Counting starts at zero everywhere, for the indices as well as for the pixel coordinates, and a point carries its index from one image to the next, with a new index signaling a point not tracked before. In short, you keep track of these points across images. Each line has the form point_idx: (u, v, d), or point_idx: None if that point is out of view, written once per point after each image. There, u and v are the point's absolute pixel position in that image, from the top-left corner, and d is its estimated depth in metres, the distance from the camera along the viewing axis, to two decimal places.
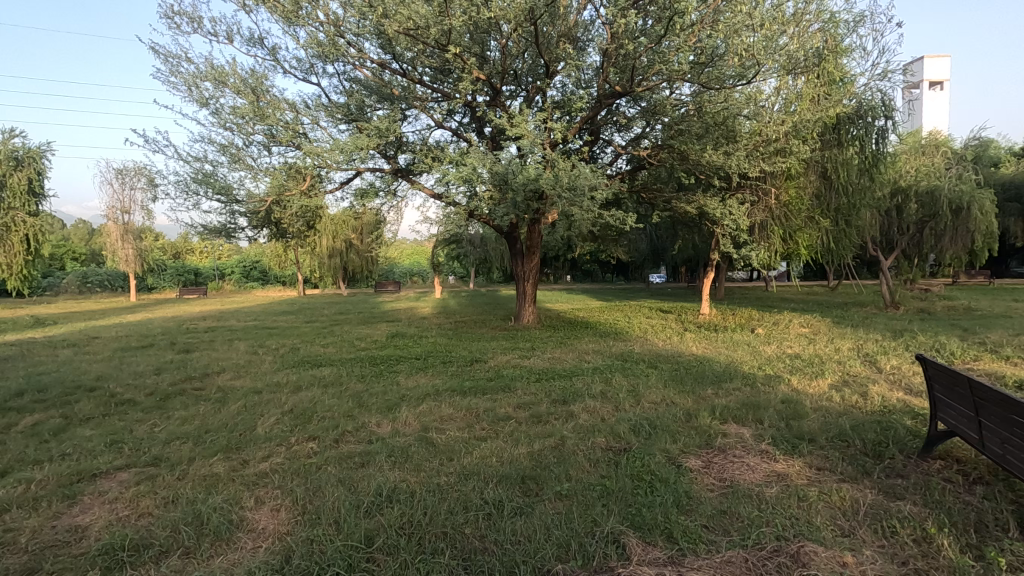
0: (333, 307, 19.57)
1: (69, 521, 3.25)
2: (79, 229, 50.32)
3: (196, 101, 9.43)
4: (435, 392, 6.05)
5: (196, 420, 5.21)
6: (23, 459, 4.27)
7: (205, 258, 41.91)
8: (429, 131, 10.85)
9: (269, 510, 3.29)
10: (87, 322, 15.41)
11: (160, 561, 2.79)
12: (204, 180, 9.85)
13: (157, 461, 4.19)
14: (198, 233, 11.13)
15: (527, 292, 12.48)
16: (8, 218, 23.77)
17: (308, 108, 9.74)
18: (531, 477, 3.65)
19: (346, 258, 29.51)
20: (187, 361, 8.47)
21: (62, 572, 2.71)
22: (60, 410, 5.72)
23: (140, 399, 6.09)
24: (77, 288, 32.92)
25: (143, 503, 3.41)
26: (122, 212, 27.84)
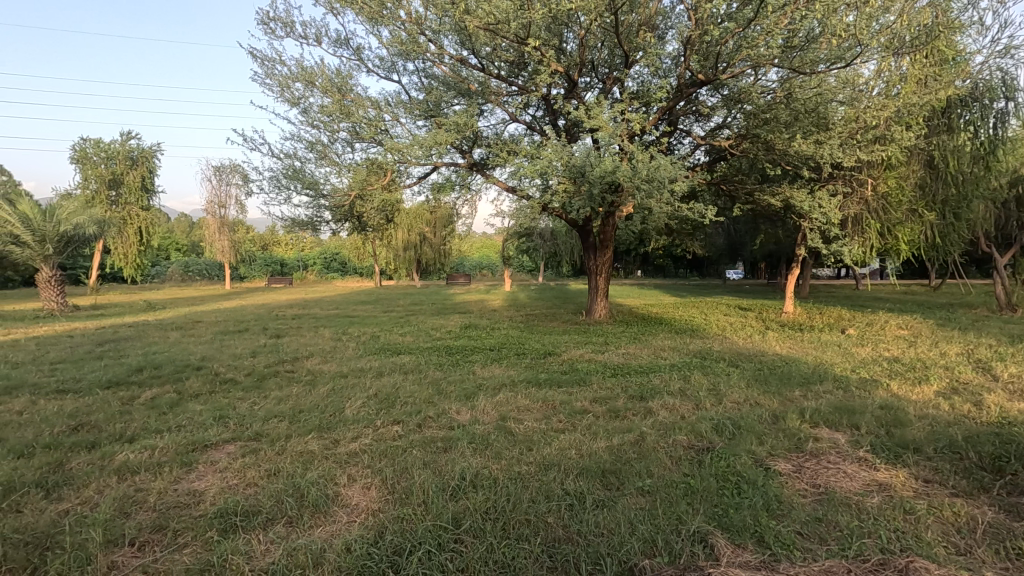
0: (407, 298, 20.29)
1: (186, 486, 3.58)
2: (181, 222, 54.97)
3: (288, 101, 10.02)
4: (510, 383, 6.14)
5: (290, 400, 5.58)
6: (146, 428, 4.75)
7: (290, 251, 44.58)
8: (504, 125, 10.94)
9: (361, 488, 3.48)
10: (190, 307, 16.90)
11: (268, 527, 3.02)
12: (294, 176, 10.48)
13: (258, 436, 4.53)
14: (285, 226, 11.85)
15: (599, 286, 12.34)
16: (125, 212, 26.45)
17: (389, 105, 10.07)
18: (611, 471, 3.63)
19: (419, 250, 30.46)
20: (278, 345, 9.06)
21: (185, 530, 3.00)
22: (173, 386, 6.32)
23: (240, 379, 6.60)
24: (181, 277, 36.11)
25: (250, 473, 3.71)
26: (219, 206, 30.21)
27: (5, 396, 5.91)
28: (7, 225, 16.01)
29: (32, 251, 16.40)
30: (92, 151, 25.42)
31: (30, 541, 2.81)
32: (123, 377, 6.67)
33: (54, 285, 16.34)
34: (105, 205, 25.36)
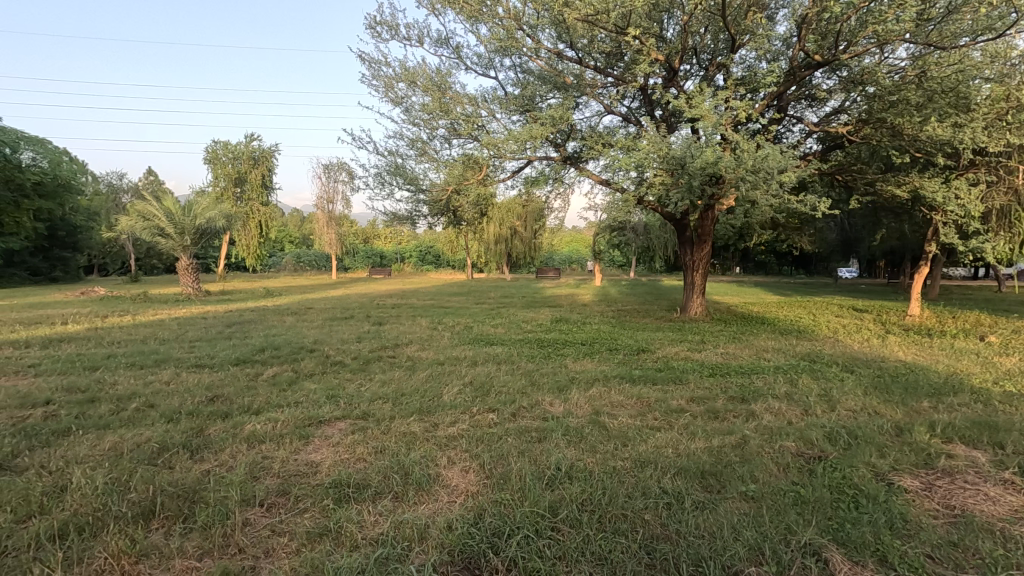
0: (497, 291, 20.72)
1: (304, 456, 3.92)
2: (294, 217, 59.77)
3: (392, 101, 10.55)
4: (603, 377, 6.09)
5: (393, 383, 5.92)
6: (269, 402, 5.25)
7: (389, 244, 46.98)
8: (599, 118, 10.80)
9: (460, 470, 3.62)
10: (302, 294, 18.39)
11: (376, 500, 3.24)
12: (396, 172, 11.04)
13: (365, 415, 4.85)
14: (386, 220, 12.52)
15: (695, 282, 11.84)
16: (249, 207, 29.20)
17: (486, 102, 10.30)
18: (711, 473, 3.50)
19: (510, 244, 30.91)
20: (380, 332, 9.62)
21: (305, 496, 3.29)
22: (291, 365, 6.92)
23: (348, 361, 7.11)
24: (294, 266, 39.33)
25: (359, 449, 3.98)
26: (328, 202, 32.49)
27: (156, 368, 6.78)
28: (155, 220, 18.35)
29: (174, 242, 18.65)
30: (221, 153, 28.32)
31: (180, 494, 3.22)
32: (248, 356, 7.41)
33: (191, 272, 18.40)
34: (232, 201, 28.17)
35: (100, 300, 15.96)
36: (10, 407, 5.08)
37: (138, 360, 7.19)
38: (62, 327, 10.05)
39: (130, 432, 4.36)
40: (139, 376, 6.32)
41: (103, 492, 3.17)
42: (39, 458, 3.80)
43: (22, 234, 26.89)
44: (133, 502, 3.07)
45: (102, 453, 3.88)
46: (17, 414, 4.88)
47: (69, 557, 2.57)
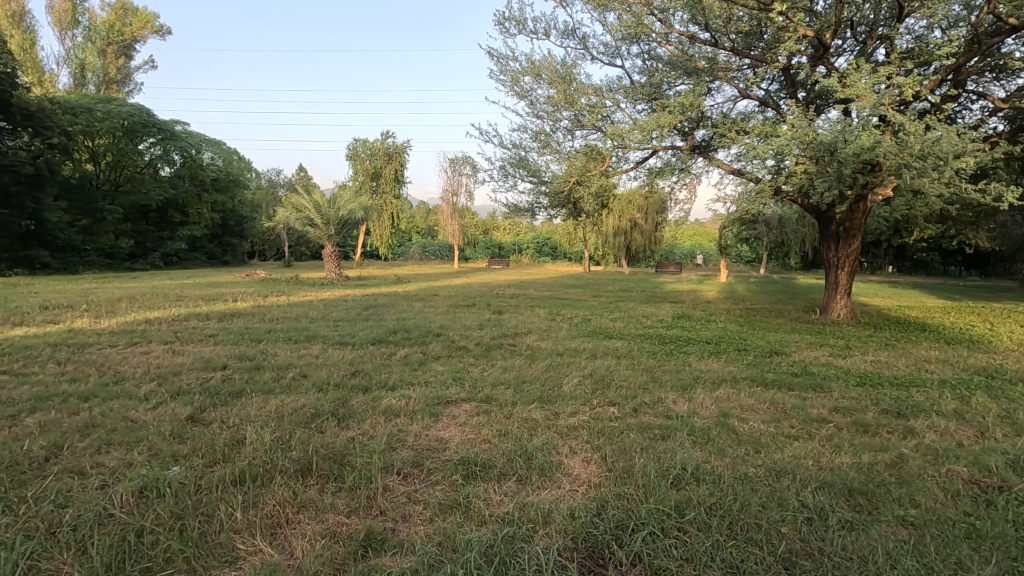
0: (615, 284, 20.36)
1: (434, 433, 4.17)
2: (421, 209, 63.51)
3: (517, 96, 10.75)
4: (731, 379, 5.76)
5: (514, 370, 6.10)
6: (402, 380, 5.67)
7: (508, 235, 48.16)
8: (733, 103, 10.12)
9: (581, 461, 3.64)
10: (428, 282, 19.51)
11: (501, 480, 3.36)
12: (520, 164, 11.27)
13: (489, 399, 5.04)
14: (507, 212, 12.83)
15: (840, 281, 10.68)
16: (383, 200, 31.52)
17: (611, 91, 10.10)
18: (860, 492, 3.17)
19: (630, 237, 30.19)
20: (500, 321, 9.94)
21: (436, 469, 3.51)
22: (420, 348, 7.39)
23: (471, 347, 7.43)
24: (420, 256, 41.86)
25: (484, 431, 4.15)
26: (452, 194, 34.05)
27: (307, 343, 7.61)
28: (306, 211, 20.53)
29: (321, 231, 20.71)
30: (361, 150, 30.85)
31: (330, 456, 3.59)
32: (383, 336, 8.04)
33: (334, 258, 20.31)
34: (369, 194, 30.59)
35: (261, 281, 18.18)
36: (198, 369, 6.01)
37: (293, 335, 8.11)
38: (232, 304, 11.62)
39: (289, 398, 4.95)
40: (293, 350, 7.14)
41: (270, 448, 3.64)
42: (220, 414, 4.45)
43: (201, 222, 31.61)
44: (292, 459, 3.49)
45: (267, 414, 4.44)
46: (203, 376, 5.75)
47: (245, 500, 2.98)
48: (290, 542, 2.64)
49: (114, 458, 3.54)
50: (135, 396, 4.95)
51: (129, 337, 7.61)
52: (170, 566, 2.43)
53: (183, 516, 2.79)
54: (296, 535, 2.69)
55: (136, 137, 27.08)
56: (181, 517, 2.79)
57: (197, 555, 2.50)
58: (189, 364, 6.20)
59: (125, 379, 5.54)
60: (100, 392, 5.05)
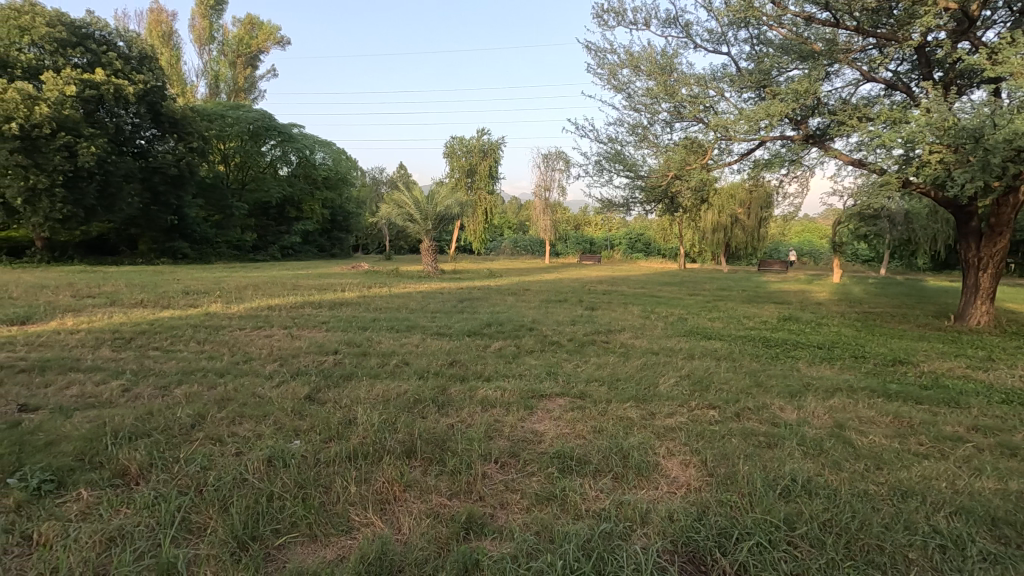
0: (714, 283, 19.42)
1: (530, 425, 4.25)
2: (513, 204, 64.43)
3: (615, 89, 10.56)
4: (847, 388, 5.31)
5: (608, 367, 6.05)
6: (497, 372, 5.82)
7: (600, 231, 47.56)
8: (854, 87, 9.27)
9: (680, 463, 3.54)
10: (520, 277, 19.80)
11: (597, 476, 3.36)
12: (616, 159, 11.08)
13: (583, 395, 5.04)
14: (599, 207, 12.68)
15: (980, 284, 9.47)
16: (477, 195, 32.29)
17: (716, 80, 9.63)
18: (1007, 522, 2.81)
19: (730, 233, 28.68)
20: (593, 317, 9.86)
21: (532, 461, 3.57)
22: (513, 341, 7.53)
23: (564, 342, 7.45)
24: (511, 250, 42.48)
25: (578, 426, 4.16)
26: (545, 190, 34.15)
27: (408, 332, 8.02)
28: (406, 208, 21.56)
29: (419, 226, 21.66)
30: (458, 148, 31.85)
31: (433, 440, 3.77)
32: (478, 329, 8.28)
33: (431, 252, 21.16)
34: (465, 189, 31.48)
35: (364, 273, 19.37)
36: (313, 353, 6.55)
37: (395, 324, 8.59)
38: (340, 294, 12.49)
39: (393, 383, 5.26)
40: (395, 338, 7.56)
41: (379, 429, 3.89)
42: (333, 394, 4.83)
43: (313, 218, 34.19)
44: (398, 441, 3.70)
45: (375, 397, 4.76)
46: (318, 358, 6.27)
47: (358, 475, 3.21)
48: (398, 518, 2.81)
49: (246, 429, 3.97)
50: (261, 375, 5.50)
51: (255, 322, 8.45)
52: (294, 529, 2.69)
53: (304, 485, 3.07)
54: (403, 512, 2.86)
55: (259, 140, 29.88)
56: (303, 486, 3.07)
57: (318, 522, 2.74)
58: (305, 348, 6.78)
59: (253, 359, 6.17)
60: (232, 370, 5.67)
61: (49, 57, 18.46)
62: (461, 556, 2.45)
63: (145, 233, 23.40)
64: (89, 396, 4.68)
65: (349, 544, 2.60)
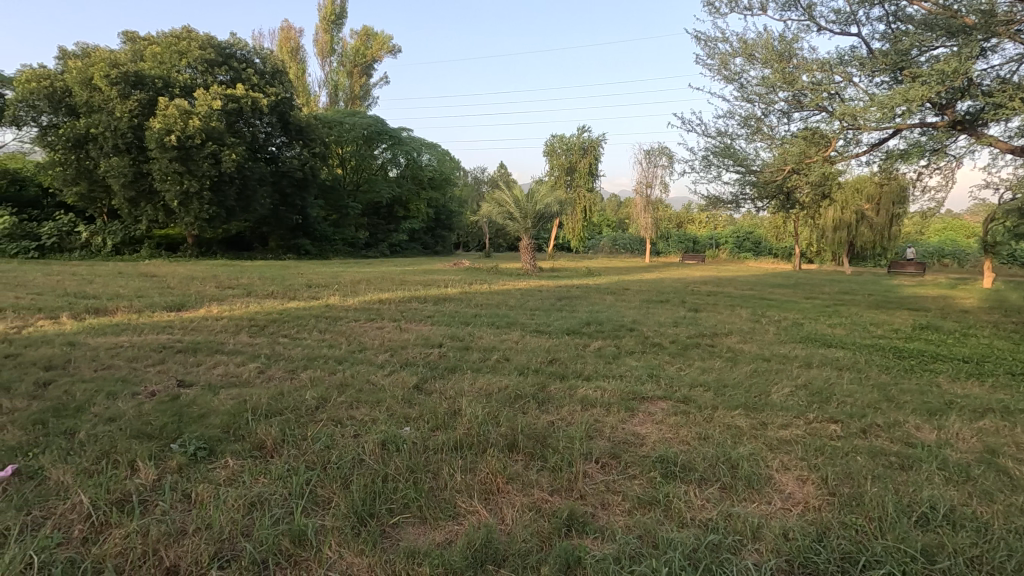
0: (834, 285, 17.82)
1: (631, 427, 4.18)
2: (613, 202, 63.45)
3: (726, 80, 10.02)
4: (1002, 409, 4.65)
5: (714, 372, 5.79)
6: (597, 371, 5.78)
7: (705, 229, 45.47)
8: (1016, 64, 8.04)
9: (796, 478, 3.31)
10: (619, 276, 19.48)
11: (703, 485, 3.23)
12: (726, 153, 10.52)
13: (687, 400, 4.86)
14: (704, 204, 12.12)
15: None
16: (576, 194, 32.16)
17: (843, 64, 8.79)
18: None
19: (855, 231, 26.17)
20: (697, 319, 9.46)
21: (633, 463, 3.51)
22: (613, 341, 7.44)
23: (666, 344, 7.22)
24: (610, 249, 41.87)
25: (683, 432, 4.02)
26: (646, 187, 33.22)
27: (508, 329, 8.19)
28: (507, 207, 22.01)
29: (519, 225, 22.00)
30: (558, 146, 31.94)
31: (534, 435, 3.83)
32: (577, 327, 8.28)
33: (530, 251, 21.43)
34: (564, 188, 31.49)
35: (466, 270, 20.03)
36: (420, 345, 6.91)
37: (495, 320, 8.81)
38: (444, 290, 13.04)
39: (495, 378, 5.41)
40: (496, 334, 7.76)
41: (482, 421, 4.02)
42: (438, 386, 5.06)
43: (419, 216, 35.89)
44: (500, 434, 3.80)
45: (478, 390, 4.93)
46: (424, 351, 6.61)
47: (464, 465, 3.34)
48: (501, 509, 2.90)
49: (361, 413, 4.28)
50: (373, 364, 5.89)
51: (368, 314, 9.08)
52: (407, 511, 2.86)
53: (415, 470, 3.25)
54: (506, 504, 2.94)
55: (372, 144, 31.91)
56: (413, 470, 3.25)
57: (427, 506, 2.90)
58: (413, 340, 7.16)
59: (367, 349, 6.64)
60: (349, 358, 6.14)
61: (201, 76, 20.98)
62: (563, 552, 2.47)
63: (274, 232, 25.96)
64: (232, 375, 5.30)
65: (455, 529, 2.72)
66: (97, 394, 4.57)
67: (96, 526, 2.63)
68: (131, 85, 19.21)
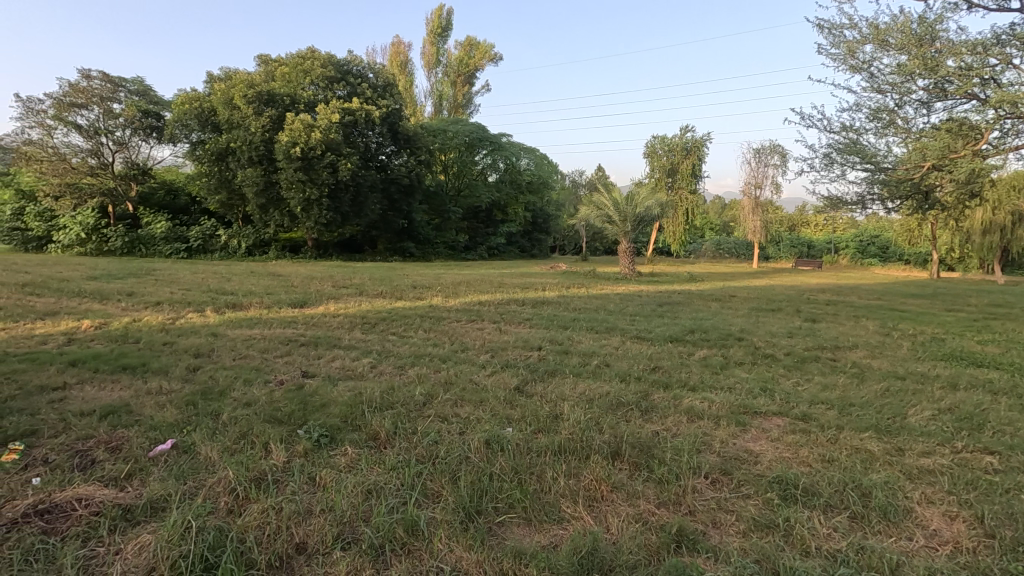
0: (983, 297, 15.65)
1: (743, 443, 3.93)
2: (716, 203, 60.58)
3: (853, 70, 9.17)
4: None
5: (838, 389, 5.29)
6: (704, 382, 5.50)
7: (821, 233, 41.96)
8: None
9: (943, 514, 2.93)
10: (724, 281, 18.53)
11: (829, 511, 2.96)
12: (851, 149, 9.64)
13: (806, 417, 4.49)
14: (822, 206, 11.21)
15: None
16: (678, 196, 31.00)
17: (1000, 44, 7.69)
18: None
19: (1010, 235, 22.86)
20: (815, 330, 8.73)
21: (746, 481, 3.30)
22: (720, 350, 7.06)
23: (780, 356, 6.73)
24: (713, 253, 39.90)
25: (803, 452, 3.72)
26: (756, 187, 31.16)
27: (607, 334, 8.06)
28: (605, 209, 21.68)
29: (617, 228, 21.61)
30: (659, 147, 31.07)
31: (638, 445, 3.73)
32: (680, 335, 7.96)
33: (628, 254, 20.99)
34: (665, 189, 30.47)
35: (563, 273, 20.06)
36: (520, 347, 7.00)
37: (594, 325, 8.71)
38: (542, 292, 13.12)
39: (596, 383, 5.33)
40: (595, 339, 7.67)
41: (584, 427, 3.98)
42: (539, 389, 5.09)
43: (517, 220, 36.45)
44: (604, 441, 3.74)
45: (579, 395, 4.89)
46: (523, 353, 6.68)
47: (568, 470, 3.33)
48: (606, 517, 2.85)
49: (465, 412, 4.41)
50: (475, 364, 6.05)
51: (469, 315, 9.35)
52: (512, 511, 2.91)
53: (519, 470, 3.29)
54: (611, 513, 2.89)
55: (473, 150, 32.92)
56: (518, 471, 3.30)
57: (532, 507, 2.92)
58: (513, 342, 7.26)
59: (469, 349, 6.83)
60: (453, 357, 6.35)
61: (322, 92, 22.87)
62: (673, 569, 2.38)
63: (383, 235, 27.59)
64: (348, 369, 5.70)
65: (561, 533, 2.71)
66: (236, 380, 5.11)
67: (239, 500, 2.94)
68: (264, 102, 21.31)
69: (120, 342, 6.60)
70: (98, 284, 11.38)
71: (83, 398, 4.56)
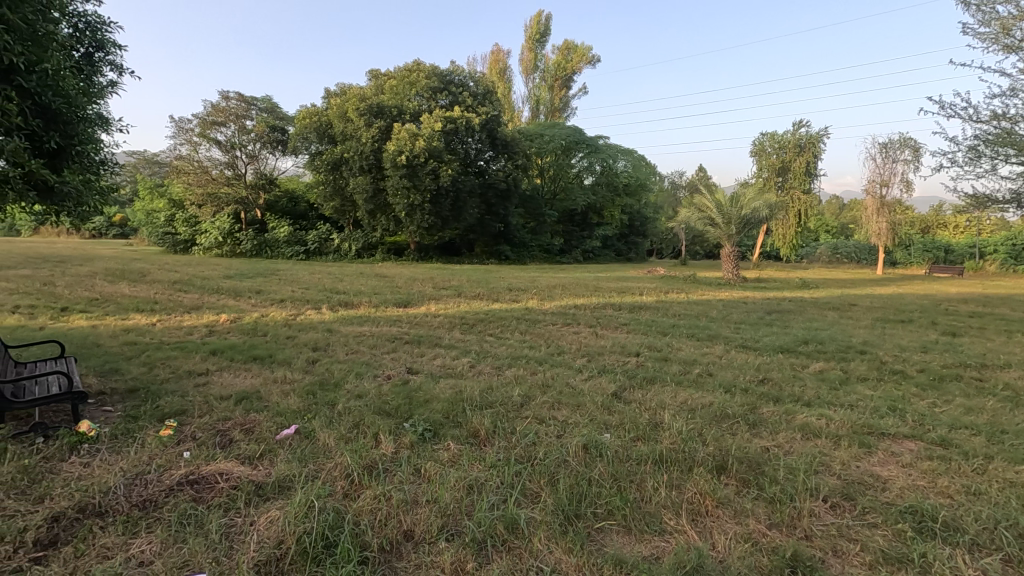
0: None
1: (869, 467, 3.58)
2: (833, 204, 55.73)
3: (1007, 51, 8.06)
4: None
5: (986, 413, 4.65)
6: (820, 398, 5.07)
7: (962, 235, 37.15)
8: None
9: None
10: (843, 289, 16.96)
11: (974, 551, 2.62)
12: (1002, 141, 8.47)
13: (945, 443, 4.00)
14: (965, 204, 9.93)
15: None
16: (790, 196, 28.85)
17: None
18: None
19: None
20: (956, 345, 7.73)
21: (872, 509, 3.00)
22: (839, 364, 6.48)
23: (912, 373, 6.04)
24: (830, 257, 36.69)
25: (942, 481, 3.32)
26: (881, 185, 28.12)
27: (710, 342, 7.70)
28: (707, 211, 20.70)
29: (721, 231, 20.52)
30: (768, 144, 29.21)
31: (747, 460, 3.52)
32: (793, 345, 7.41)
33: (732, 258, 19.89)
34: (774, 189, 28.54)
35: (661, 278, 19.41)
36: (617, 352, 6.87)
37: (695, 332, 8.35)
38: (639, 297, 12.79)
39: (698, 393, 5.11)
40: (697, 346, 7.35)
41: (687, 438, 3.83)
42: (638, 395, 4.97)
43: (613, 223, 35.82)
44: (708, 453, 3.57)
45: (680, 404, 4.71)
46: (621, 358, 6.56)
47: (669, 481, 3.23)
48: (712, 533, 2.73)
49: (562, 415, 4.41)
50: (572, 368, 6.03)
51: (564, 318, 9.35)
52: (611, 517, 2.87)
53: (618, 477, 3.24)
54: (717, 529, 2.76)
55: (569, 153, 32.88)
56: (617, 478, 3.25)
57: (631, 516, 2.87)
58: (609, 347, 7.16)
59: (565, 352, 6.83)
60: (550, 360, 6.38)
61: (426, 102, 23.99)
62: None
63: (480, 238, 28.34)
64: (448, 367, 5.92)
65: (663, 546, 2.64)
66: (349, 373, 5.50)
67: (353, 485, 3.16)
68: (374, 114, 22.74)
69: (251, 335, 7.35)
70: (232, 282, 12.77)
71: (222, 383, 5.14)
